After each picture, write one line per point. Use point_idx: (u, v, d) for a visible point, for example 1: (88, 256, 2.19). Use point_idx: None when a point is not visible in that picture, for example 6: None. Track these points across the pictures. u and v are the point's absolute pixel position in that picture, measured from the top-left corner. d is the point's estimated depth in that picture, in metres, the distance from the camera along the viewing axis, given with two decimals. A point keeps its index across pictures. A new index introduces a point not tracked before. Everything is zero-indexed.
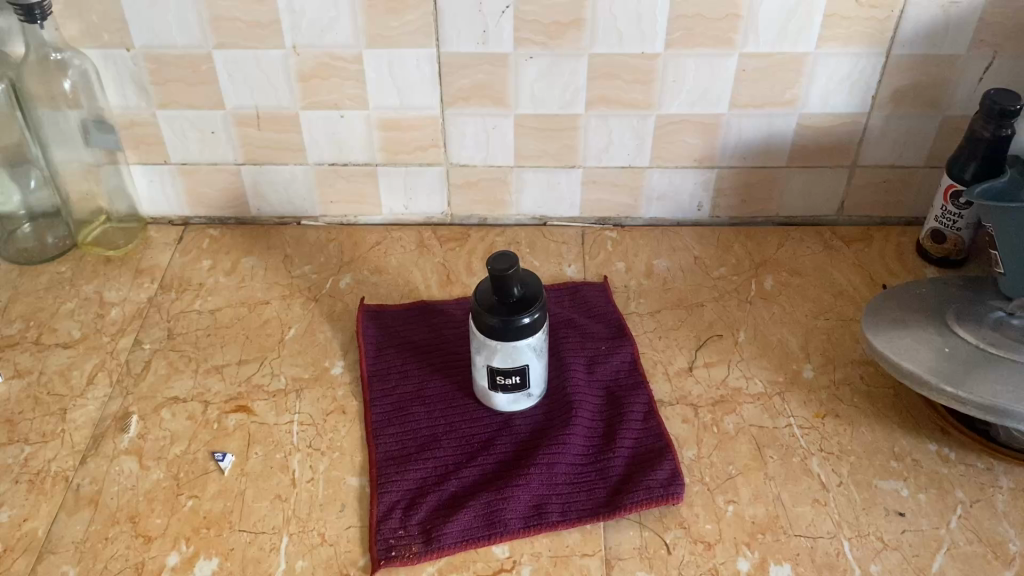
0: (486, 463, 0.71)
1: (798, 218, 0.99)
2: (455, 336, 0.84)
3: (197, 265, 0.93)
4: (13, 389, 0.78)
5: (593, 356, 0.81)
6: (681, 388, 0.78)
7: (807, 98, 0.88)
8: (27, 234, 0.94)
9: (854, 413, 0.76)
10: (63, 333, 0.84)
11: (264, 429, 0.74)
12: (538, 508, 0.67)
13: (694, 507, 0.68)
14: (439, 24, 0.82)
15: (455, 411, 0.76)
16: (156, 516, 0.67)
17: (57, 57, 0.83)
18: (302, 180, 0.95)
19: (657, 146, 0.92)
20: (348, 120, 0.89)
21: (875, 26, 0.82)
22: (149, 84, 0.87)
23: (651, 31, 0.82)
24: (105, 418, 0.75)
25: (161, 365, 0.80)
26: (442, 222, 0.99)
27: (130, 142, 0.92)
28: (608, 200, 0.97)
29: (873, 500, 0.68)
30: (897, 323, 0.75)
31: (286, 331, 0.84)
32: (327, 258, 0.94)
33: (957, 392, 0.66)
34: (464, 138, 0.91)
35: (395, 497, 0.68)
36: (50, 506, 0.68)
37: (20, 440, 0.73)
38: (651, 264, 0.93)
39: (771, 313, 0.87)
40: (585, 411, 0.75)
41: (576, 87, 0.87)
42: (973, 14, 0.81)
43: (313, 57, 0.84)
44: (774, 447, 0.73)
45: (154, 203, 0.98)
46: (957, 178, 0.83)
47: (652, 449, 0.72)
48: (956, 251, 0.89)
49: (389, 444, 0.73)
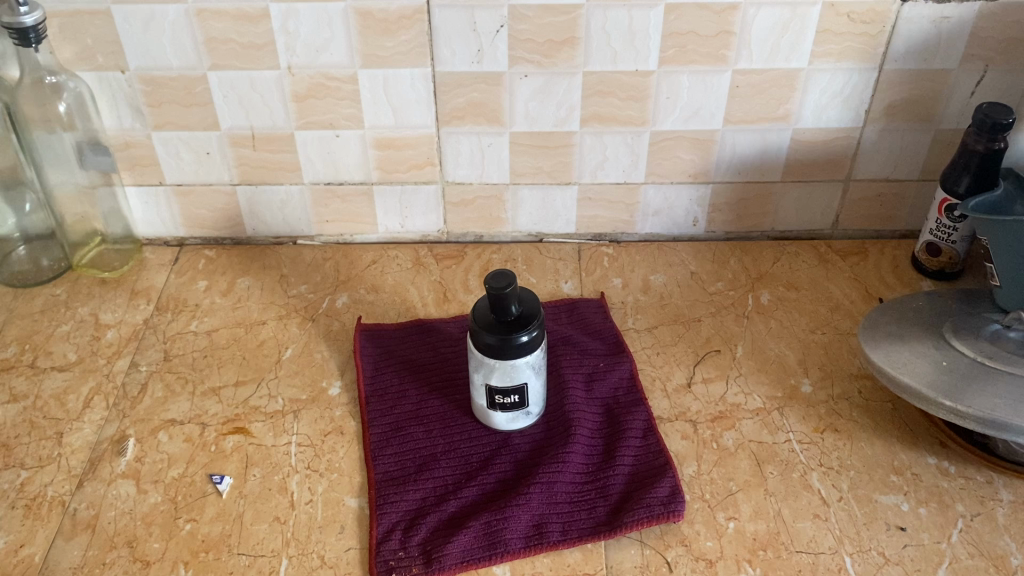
0: (486, 482, 0.71)
1: (793, 232, 0.99)
2: (453, 355, 0.84)
3: (193, 286, 0.93)
4: (9, 414, 0.77)
5: (592, 373, 0.81)
6: (680, 405, 0.78)
7: (800, 114, 0.88)
8: (22, 257, 0.94)
9: (853, 427, 0.76)
10: (59, 356, 0.83)
11: (262, 451, 0.74)
12: (538, 528, 0.67)
13: (695, 524, 0.68)
14: (433, 43, 0.82)
15: (454, 431, 0.76)
16: (154, 540, 0.67)
17: (52, 80, 0.83)
18: (298, 200, 0.95)
19: (652, 162, 0.92)
20: (343, 139, 0.90)
21: (867, 41, 0.83)
22: (143, 105, 0.87)
23: (645, 48, 0.83)
24: (101, 441, 0.75)
25: (159, 387, 0.80)
26: (439, 240, 0.99)
27: (126, 163, 0.92)
28: (604, 217, 0.97)
29: (874, 515, 0.68)
30: (895, 336, 0.75)
31: (283, 351, 0.84)
32: (323, 276, 0.94)
33: (957, 406, 0.66)
34: (459, 156, 0.91)
35: (395, 517, 0.68)
36: (47, 531, 0.67)
37: (17, 465, 0.73)
38: (647, 280, 0.93)
39: (769, 328, 0.87)
40: (585, 428, 0.75)
41: (571, 105, 0.87)
42: (964, 29, 0.82)
43: (308, 78, 0.85)
44: (773, 463, 0.73)
45: (149, 225, 0.97)
46: (951, 191, 0.83)
47: (652, 466, 0.72)
48: (952, 264, 0.89)
49: (389, 465, 0.72)
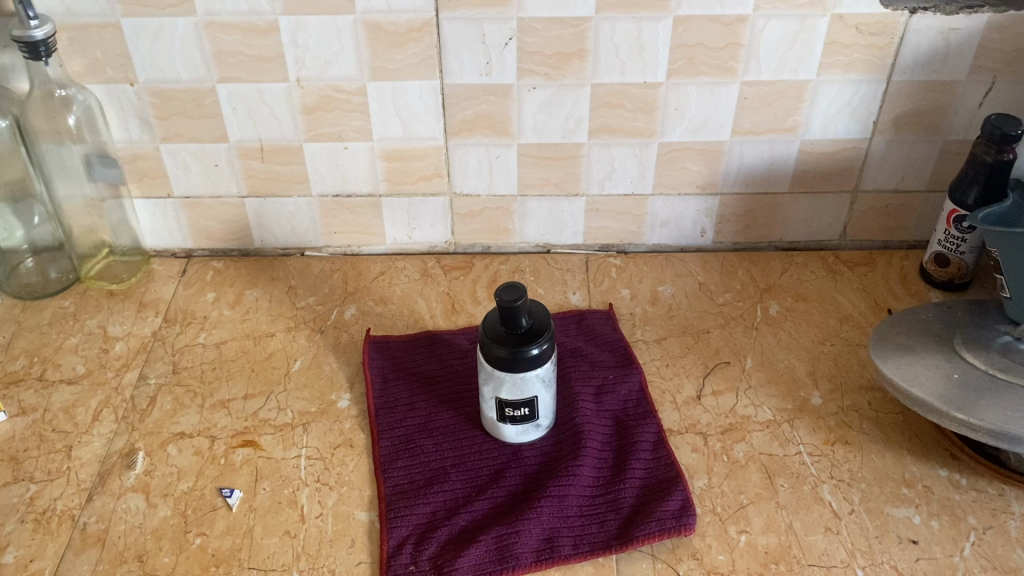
0: (496, 496, 0.71)
1: (801, 243, 0.99)
2: (462, 367, 0.84)
3: (201, 297, 0.93)
4: (18, 427, 0.77)
5: (601, 386, 0.81)
6: (690, 417, 0.78)
7: (808, 125, 0.88)
8: (30, 269, 0.93)
9: (864, 440, 0.76)
10: (68, 368, 0.83)
11: (271, 464, 0.74)
12: (549, 542, 0.67)
13: (706, 538, 0.67)
14: (442, 56, 0.82)
15: (464, 443, 0.75)
16: (164, 554, 0.66)
17: (61, 93, 0.83)
18: (306, 212, 0.95)
19: (660, 174, 0.92)
20: (351, 151, 0.90)
21: (875, 53, 0.83)
22: (152, 118, 0.87)
23: (653, 60, 0.83)
24: (110, 455, 0.75)
25: (167, 400, 0.80)
26: (446, 251, 0.99)
27: (134, 175, 0.92)
28: (612, 228, 0.97)
29: (886, 528, 0.68)
30: (905, 348, 0.75)
31: (292, 364, 0.84)
32: (331, 289, 0.94)
33: (969, 419, 0.66)
34: (466, 168, 0.91)
35: (406, 531, 0.68)
36: (57, 545, 0.67)
37: (26, 478, 0.73)
38: (655, 291, 0.93)
39: (777, 340, 0.87)
40: (595, 441, 0.75)
41: (579, 117, 0.87)
42: (972, 41, 0.82)
43: (317, 90, 0.85)
44: (785, 476, 0.72)
45: (157, 237, 0.97)
46: (960, 203, 0.83)
47: (663, 479, 0.71)
48: (960, 275, 0.89)
49: (398, 479, 0.72)
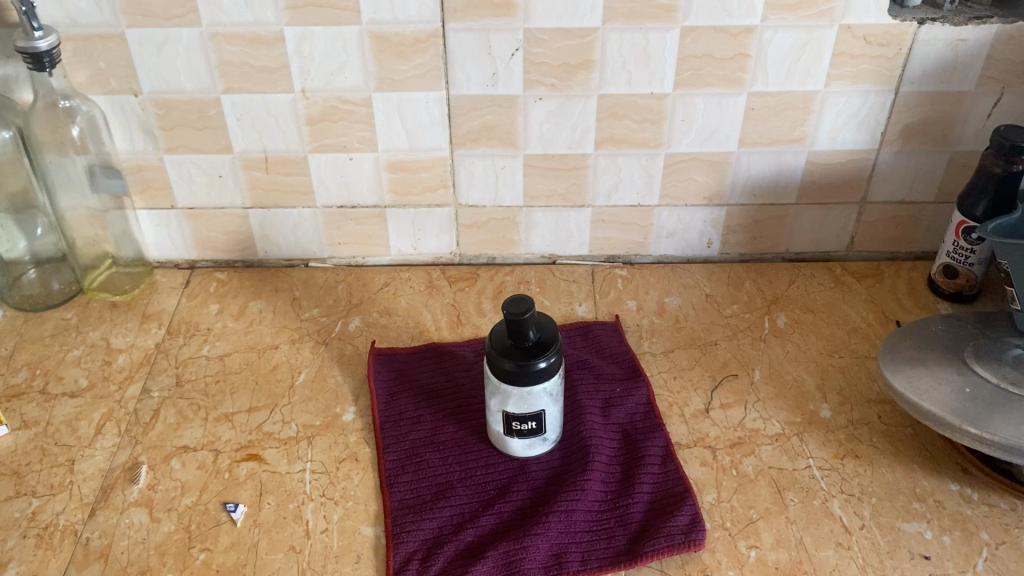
0: (504, 511, 0.70)
1: (808, 254, 0.98)
2: (468, 380, 0.83)
3: (205, 309, 0.92)
4: (20, 441, 0.76)
5: (609, 399, 0.80)
6: (698, 430, 0.77)
7: (815, 136, 0.88)
8: (32, 280, 0.92)
9: (874, 453, 0.75)
10: (70, 381, 0.83)
11: (276, 478, 0.73)
12: (558, 558, 0.66)
13: (716, 553, 0.67)
14: (448, 67, 0.82)
15: (470, 457, 0.75)
16: (167, 570, 0.66)
17: (65, 104, 0.82)
18: (310, 223, 0.94)
19: (667, 184, 0.92)
20: (357, 162, 0.89)
21: (884, 63, 0.83)
22: (156, 128, 0.86)
23: (660, 71, 0.83)
24: (113, 468, 0.74)
25: (171, 413, 0.79)
26: (451, 262, 0.99)
27: (138, 186, 0.91)
28: (619, 238, 0.97)
29: (897, 543, 0.67)
30: (915, 361, 0.74)
31: (297, 376, 0.83)
32: (335, 300, 0.93)
33: (981, 433, 0.66)
34: (472, 179, 0.91)
35: (412, 546, 0.67)
36: (59, 561, 0.66)
37: (28, 492, 0.72)
38: (662, 302, 0.93)
39: (785, 352, 0.86)
40: (603, 455, 0.74)
41: (586, 128, 0.87)
42: (981, 51, 0.82)
43: (322, 101, 0.84)
44: (794, 490, 0.72)
45: (160, 247, 0.97)
46: (968, 214, 0.83)
47: (672, 494, 0.71)
48: (969, 286, 0.88)
49: (404, 494, 0.71)
